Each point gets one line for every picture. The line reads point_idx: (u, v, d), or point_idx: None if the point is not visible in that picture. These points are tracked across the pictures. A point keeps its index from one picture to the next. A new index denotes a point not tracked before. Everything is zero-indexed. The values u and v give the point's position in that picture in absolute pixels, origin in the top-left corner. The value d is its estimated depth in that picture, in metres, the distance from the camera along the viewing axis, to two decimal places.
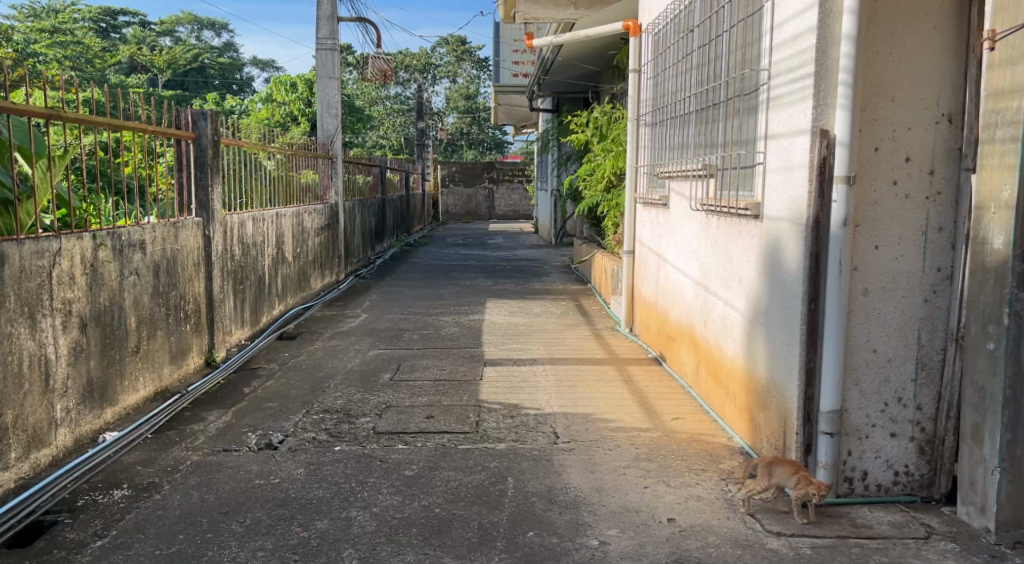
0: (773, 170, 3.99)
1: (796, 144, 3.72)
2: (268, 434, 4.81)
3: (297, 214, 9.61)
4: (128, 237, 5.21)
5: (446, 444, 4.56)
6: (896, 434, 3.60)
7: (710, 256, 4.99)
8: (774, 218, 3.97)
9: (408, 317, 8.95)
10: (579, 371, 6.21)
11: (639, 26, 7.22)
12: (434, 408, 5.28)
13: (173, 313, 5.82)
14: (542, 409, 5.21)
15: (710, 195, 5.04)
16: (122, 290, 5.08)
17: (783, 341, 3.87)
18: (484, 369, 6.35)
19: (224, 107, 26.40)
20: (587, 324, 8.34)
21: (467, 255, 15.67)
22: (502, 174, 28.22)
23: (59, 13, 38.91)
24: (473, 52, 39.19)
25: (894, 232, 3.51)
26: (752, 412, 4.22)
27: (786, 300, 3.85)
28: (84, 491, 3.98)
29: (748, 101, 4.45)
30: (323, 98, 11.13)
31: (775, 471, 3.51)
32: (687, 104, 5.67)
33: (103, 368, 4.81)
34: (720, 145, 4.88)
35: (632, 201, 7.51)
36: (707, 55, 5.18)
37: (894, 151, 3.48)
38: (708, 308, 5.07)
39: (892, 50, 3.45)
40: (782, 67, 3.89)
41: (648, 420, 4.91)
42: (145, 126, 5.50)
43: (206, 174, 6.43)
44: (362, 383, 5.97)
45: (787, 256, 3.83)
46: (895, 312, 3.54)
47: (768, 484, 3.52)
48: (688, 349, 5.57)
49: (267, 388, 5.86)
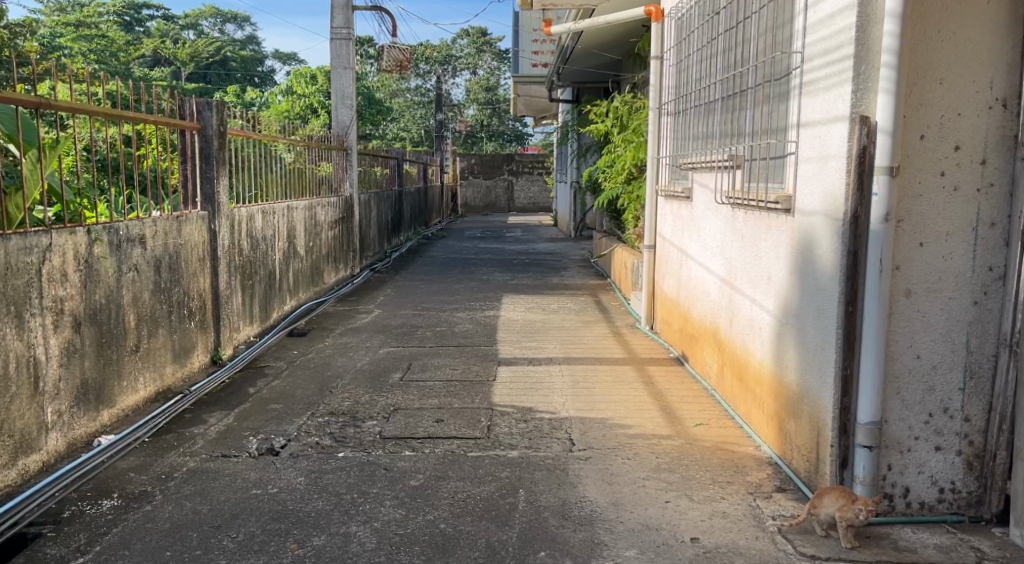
0: (806, 160, 3.71)
1: (832, 132, 3.44)
2: (270, 438, 4.58)
3: (310, 207, 9.38)
4: (126, 232, 4.98)
5: (455, 451, 4.33)
6: (941, 447, 3.32)
7: (736, 251, 4.71)
8: (807, 212, 3.69)
9: (421, 313, 8.72)
10: (597, 372, 5.95)
11: (660, 11, 6.94)
12: (444, 411, 5.04)
13: (176, 310, 5.60)
14: (557, 412, 4.96)
15: (737, 186, 4.75)
16: (120, 288, 4.86)
17: (817, 344, 3.59)
18: (498, 369, 6.10)
19: (245, 99, 26.22)
20: (607, 321, 8.08)
21: (485, 248, 15.44)
22: (523, 166, 27.94)
23: (83, 7, 39.00)
24: (494, 44, 38.92)
25: (941, 228, 3.22)
26: (782, 419, 3.95)
27: (820, 300, 3.57)
28: (71, 500, 3.76)
29: (779, 87, 4.16)
30: (337, 88, 10.90)
31: (821, 502, 3.22)
32: (712, 91, 5.37)
33: (99, 369, 4.59)
34: (748, 134, 4.59)
35: (653, 193, 7.25)
36: (733, 40, 4.90)
37: (942, 140, 3.19)
38: (733, 307, 4.80)
39: (941, 28, 3.16)
40: (818, 49, 3.61)
41: (669, 426, 4.65)
42: (148, 117, 5.29)
43: (211, 166, 6.19)
44: (371, 383, 5.74)
45: (821, 253, 3.55)
46: (941, 315, 3.26)
47: (821, 519, 3.23)
48: (712, 350, 5.29)
49: (273, 388, 5.63)
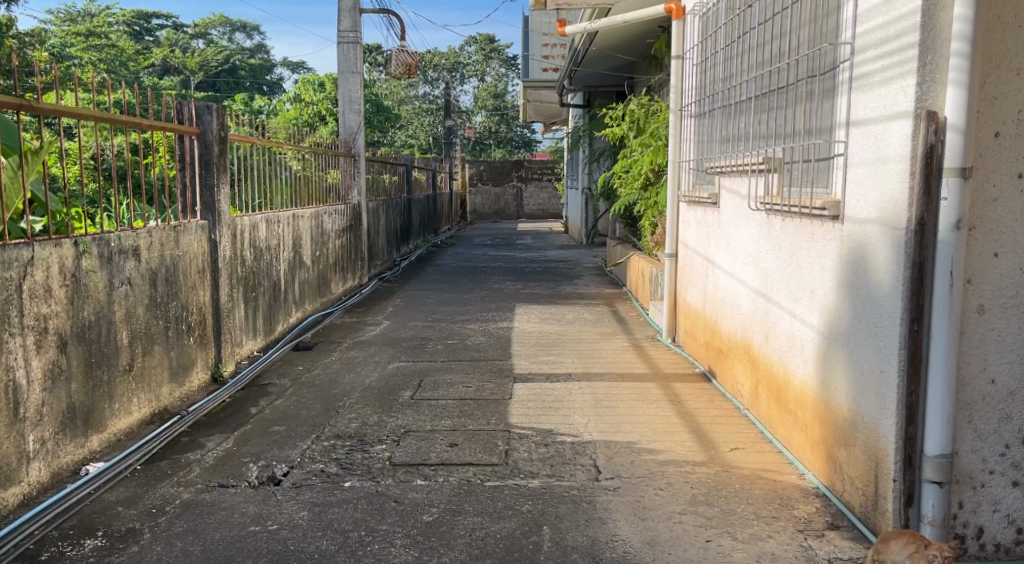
0: (858, 162, 3.37)
1: (890, 130, 3.09)
2: (271, 465, 4.23)
3: (317, 215, 9.05)
4: (119, 243, 4.59)
5: (471, 480, 3.99)
6: (1018, 482, 3.00)
7: (772, 261, 4.36)
8: (860, 220, 3.34)
9: (432, 325, 8.37)
10: (619, 389, 5.58)
11: (682, 9, 6.62)
12: (458, 433, 4.70)
13: (174, 325, 5.24)
14: (580, 435, 4.61)
15: (772, 191, 4.40)
16: (111, 303, 4.45)
17: (873, 365, 3.24)
18: (514, 387, 5.75)
19: (254, 108, 25.90)
20: (626, 333, 7.71)
21: (496, 256, 15.11)
22: (532, 173, 27.63)
23: (92, 17, 38.83)
24: (501, 51, 38.66)
25: (1017, 237, 2.91)
26: (831, 447, 3.61)
27: (876, 317, 3.22)
28: (51, 540, 3.44)
29: (824, 82, 3.81)
30: (344, 93, 10.57)
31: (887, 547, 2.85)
32: (743, 90, 5.02)
33: (87, 391, 4.18)
34: (785, 135, 4.25)
35: (674, 199, 6.92)
36: (769, 34, 4.55)
37: (1019, 137, 2.90)
38: (769, 321, 4.44)
39: (1017, 13, 2.87)
40: (873, 39, 3.27)
41: (702, 452, 4.31)
42: (143, 122, 5.01)
43: (211, 173, 5.86)
44: (380, 402, 5.41)
45: (877, 266, 3.21)
46: (1018, 334, 2.95)
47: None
48: (743, 367, 4.95)
49: (275, 408, 5.29)
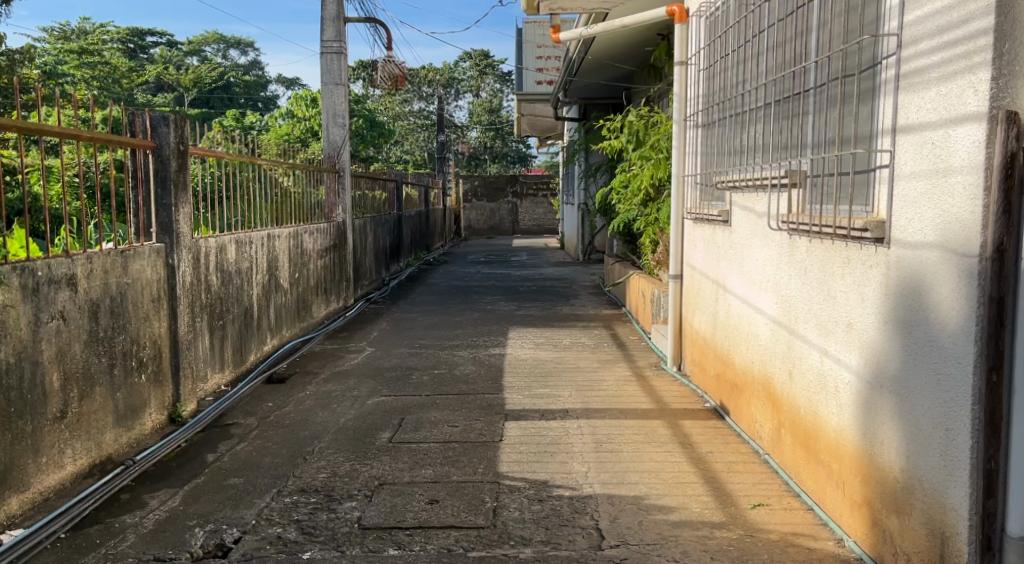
0: (909, 174, 2.82)
1: (956, 137, 2.59)
2: (220, 530, 3.65)
3: (296, 235, 8.44)
4: (48, 272, 3.98)
5: (452, 548, 3.43)
6: None
7: (796, 285, 3.79)
8: (910, 243, 2.81)
9: (418, 352, 7.76)
10: (622, 430, 4.98)
11: (685, 12, 6.05)
12: (440, 487, 4.10)
13: (122, 362, 4.65)
14: (579, 489, 4.02)
15: (794, 209, 3.85)
16: (37, 342, 3.86)
17: (933, 419, 2.71)
18: (506, 426, 5.15)
19: (245, 125, 25.34)
20: (627, 361, 7.11)
21: (491, 274, 14.50)
22: (527, 188, 26.98)
23: (85, 35, 38.44)
24: (496, 67, 38.17)
25: None
26: (876, 513, 3.05)
27: (937, 361, 2.68)
28: None
29: (865, 82, 3.27)
30: (328, 106, 9.96)
31: None
32: (758, 94, 4.48)
33: (3, 446, 3.59)
34: (812, 143, 3.72)
35: (678, 217, 6.34)
36: (790, 30, 4.02)
37: None
38: (792, 354, 3.87)
39: None
40: (928, 27, 2.76)
41: (720, 508, 3.74)
42: (81, 131, 4.35)
43: (168, 192, 5.27)
44: (355, 447, 4.80)
45: (938, 299, 2.67)
46: None
47: None
48: (762, 404, 4.38)
49: (236, 455, 4.71)
